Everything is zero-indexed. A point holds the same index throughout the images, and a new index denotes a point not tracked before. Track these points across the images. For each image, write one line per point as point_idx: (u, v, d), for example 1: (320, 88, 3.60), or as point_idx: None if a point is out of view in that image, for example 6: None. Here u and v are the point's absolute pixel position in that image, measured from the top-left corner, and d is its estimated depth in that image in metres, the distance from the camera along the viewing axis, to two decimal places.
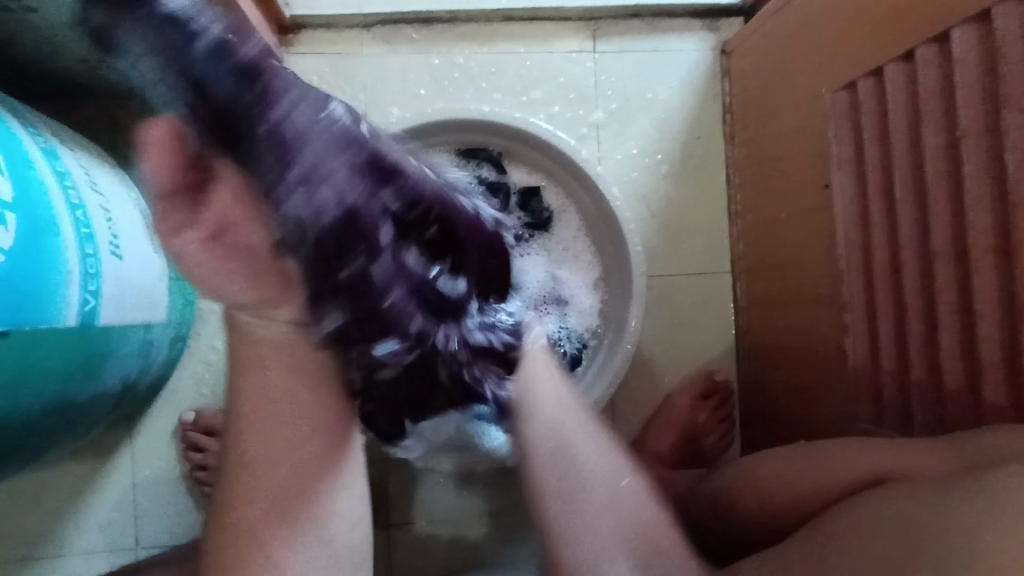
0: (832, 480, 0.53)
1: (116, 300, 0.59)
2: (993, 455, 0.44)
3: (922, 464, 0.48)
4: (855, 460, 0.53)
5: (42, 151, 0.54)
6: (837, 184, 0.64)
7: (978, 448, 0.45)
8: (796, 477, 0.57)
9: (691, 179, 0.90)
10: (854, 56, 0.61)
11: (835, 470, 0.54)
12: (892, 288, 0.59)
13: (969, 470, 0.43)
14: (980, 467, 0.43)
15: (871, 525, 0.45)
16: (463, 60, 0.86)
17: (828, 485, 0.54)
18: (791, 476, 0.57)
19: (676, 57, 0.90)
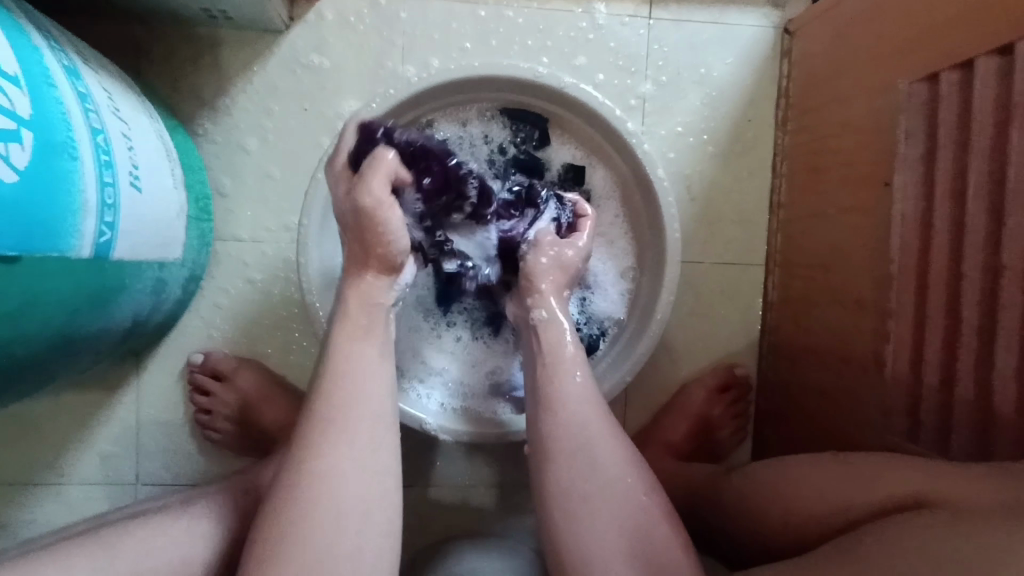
0: (863, 500, 0.51)
1: (132, 233, 0.57)
2: None
3: (961, 492, 0.45)
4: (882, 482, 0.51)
5: (63, 68, 0.50)
6: (898, 184, 0.60)
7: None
8: (828, 483, 0.55)
9: (735, 163, 0.86)
10: (937, 47, 0.56)
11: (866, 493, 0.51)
12: (946, 301, 0.55)
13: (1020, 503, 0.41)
14: None
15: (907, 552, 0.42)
16: (511, 13, 0.81)
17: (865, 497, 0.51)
18: (824, 480, 0.55)
19: (735, 32, 0.84)
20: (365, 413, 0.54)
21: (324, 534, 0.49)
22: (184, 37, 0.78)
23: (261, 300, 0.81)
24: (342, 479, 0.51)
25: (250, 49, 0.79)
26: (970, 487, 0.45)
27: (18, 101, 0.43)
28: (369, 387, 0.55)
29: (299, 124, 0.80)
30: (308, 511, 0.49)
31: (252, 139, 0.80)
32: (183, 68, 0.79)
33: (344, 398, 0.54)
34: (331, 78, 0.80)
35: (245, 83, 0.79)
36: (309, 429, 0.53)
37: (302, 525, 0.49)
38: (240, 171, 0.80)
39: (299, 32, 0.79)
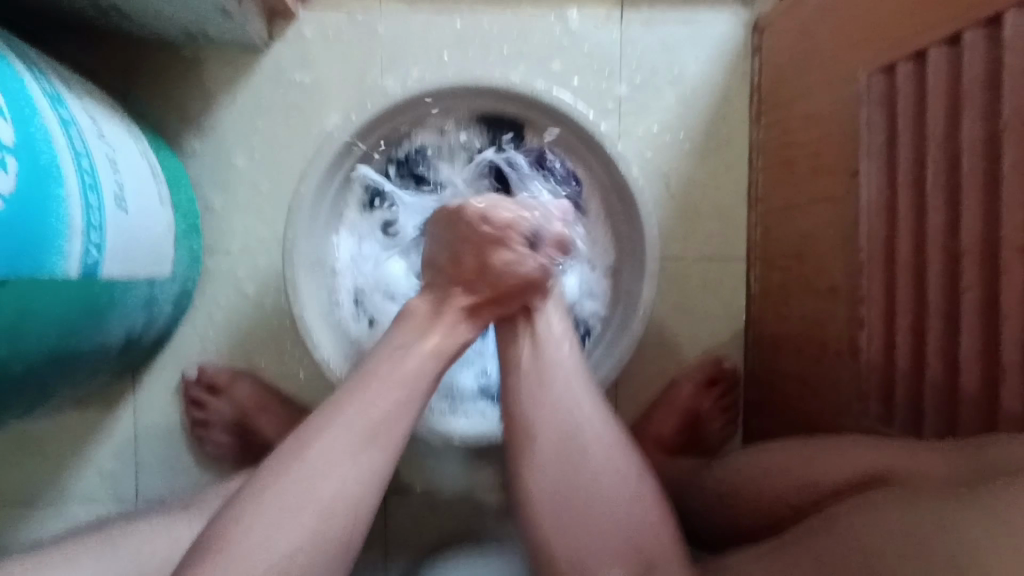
0: (832, 481, 0.53)
1: (120, 252, 0.59)
2: (1010, 462, 0.42)
3: (931, 472, 0.47)
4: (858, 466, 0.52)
5: (46, 96, 0.52)
6: (863, 174, 0.61)
7: (983, 454, 0.44)
8: (804, 468, 0.57)
9: (712, 160, 0.87)
10: (893, 38, 0.58)
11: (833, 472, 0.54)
12: (914, 284, 0.56)
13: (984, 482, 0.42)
14: (999, 478, 0.42)
15: (870, 524, 0.45)
16: (486, 23, 0.83)
17: (833, 475, 0.53)
18: (799, 464, 0.57)
19: (706, 31, 0.86)
20: (367, 428, 0.51)
21: (298, 556, 0.47)
22: (168, 60, 0.80)
23: (253, 314, 0.82)
24: (332, 479, 0.49)
25: (233, 68, 0.81)
26: (931, 461, 0.48)
27: None
28: (386, 395, 0.53)
29: (283, 140, 0.82)
30: (287, 525, 0.47)
31: (238, 156, 0.82)
32: (168, 89, 0.81)
33: (346, 412, 0.52)
34: (312, 93, 0.82)
35: (228, 101, 0.81)
36: (316, 423, 0.51)
37: (278, 545, 0.46)
38: (227, 188, 0.82)
39: (279, 49, 0.81)
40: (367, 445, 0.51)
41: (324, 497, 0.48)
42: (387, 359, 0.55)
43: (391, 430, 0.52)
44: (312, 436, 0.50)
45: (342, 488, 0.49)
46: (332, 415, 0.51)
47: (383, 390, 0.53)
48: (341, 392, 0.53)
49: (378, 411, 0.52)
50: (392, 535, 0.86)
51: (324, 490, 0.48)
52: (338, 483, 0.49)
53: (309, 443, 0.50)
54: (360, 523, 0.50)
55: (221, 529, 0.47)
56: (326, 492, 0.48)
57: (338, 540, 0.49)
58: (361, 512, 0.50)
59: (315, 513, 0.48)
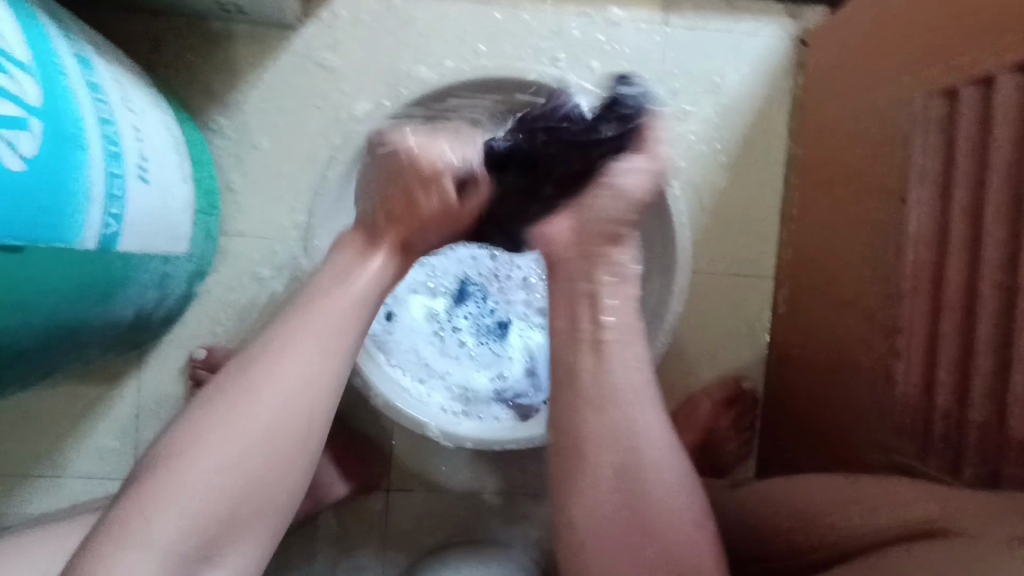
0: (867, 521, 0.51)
1: (137, 225, 0.56)
2: None
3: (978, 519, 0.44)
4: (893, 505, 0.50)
5: (75, 58, 0.50)
6: (913, 199, 0.59)
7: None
8: (834, 502, 0.54)
9: (747, 174, 0.85)
10: (957, 61, 0.55)
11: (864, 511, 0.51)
12: (963, 318, 0.54)
13: None
14: None
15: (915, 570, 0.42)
16: (526, 16, 0.81)
17: (864, 514, 0.51)
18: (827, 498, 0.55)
19: (750, 41, 0.84)
20: (274, 407, 0.48)
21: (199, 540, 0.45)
22: (198, 31, 0.78)
23: (266, 298, 0.80)
24: (230, 468, 0.46)
25: (263, 44, 0.79)
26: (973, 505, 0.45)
27: (25, 87, 0.42)
28: (301, 366, 0.49)
29: (310, 122, 0.80)
30: (187, 511, 0.45)
31: (262, 135, 0.79)
32: (195, 62, 0.78)
33: (253, 392, 0.48)
34: (342, 76, 0.80)
35: (256, 78, 0.79)
36: (216, 397, 0.48)
37: (181, 531, 0.44)
38: (249, 167, 0.79)
39: (312, 29, 0.79)
40: (274, 426, 0.47)
41: (219, 486, 0.46)
42: (305, 327, 0.51)
43: (298, 399, 0.48)
44: (211, 421, 0.47)
45: (247, 474, 0.46)
46: (231, 394, 0.48)
47: (300, 361, 0.49)
48: (244, 365, 0.49)
49: (287, 390, 0.48)
50: (392, 534, 0.84)
51: (235, 459, 0.46)
52: (247, 468, 0.46)
53: (220, 409, 0.47)
54: (280, 503, 0.48)
55: (133, 497, 0.45)
56: (223, 479, 0.46)
57: (254, 506, 0.47)
58: (277, 479, 0.47)
59: (216, 498, 0.45)
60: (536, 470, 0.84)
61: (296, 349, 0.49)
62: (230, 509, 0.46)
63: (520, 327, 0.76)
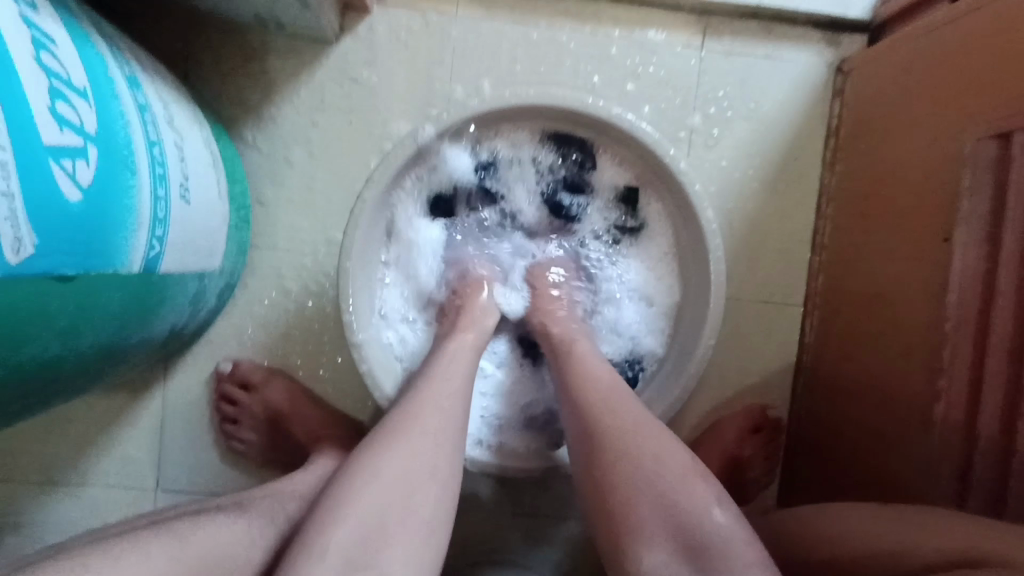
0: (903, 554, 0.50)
1: (177, 246, 0.56)
2: None
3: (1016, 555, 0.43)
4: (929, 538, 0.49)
5: (125, 79, 0.49)
6: (960, 241, 0.58)
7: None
8: (867, 540, 0.53)
9: (780, 201, 0.84)
10: (1012, 106, 0.55)
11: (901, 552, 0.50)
12: (1008, 367, 0.53)
13: None
14: None
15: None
16: (564, 37, 0.81)
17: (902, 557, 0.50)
18: (858, 536, 0.54)
19: (787, 69, 0.83)
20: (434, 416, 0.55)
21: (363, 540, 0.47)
22: (234, 43, 0.78)
23: (294, 312, 0.80)
24: (394, 468, 0.51)
25: (299, 58, 0.78)
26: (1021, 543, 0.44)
27: (85, 115, 0.42)
28: (441, 394, 0.57)
29: (343, 138, 0.79)
30: (356, 511, 0.48)
31: (295, 149, 0.79)
32: (230, 73, 0.78)
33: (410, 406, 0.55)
34: (377, 92, 0.79)
35: (291, 92, 0.78)
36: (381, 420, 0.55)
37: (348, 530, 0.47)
38: (281, 181, 0.79)
39: (348, 43, 0.78)
40: (438, 438, 0.54)
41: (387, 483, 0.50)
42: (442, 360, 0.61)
43: (450, 427, 0.55)
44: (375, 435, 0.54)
45: (409, 472, 0.51)
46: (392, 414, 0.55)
47: (438, 402, 0.56)
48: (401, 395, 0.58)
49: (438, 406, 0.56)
50: None
51: (393, 473, 0.50)
52: (409, 469, 0.51)
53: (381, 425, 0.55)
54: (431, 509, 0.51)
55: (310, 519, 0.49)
56: (390, 478, 0.50)
57: (410, 509, 0.50)
58: (429, 483, 0.51)
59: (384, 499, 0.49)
60: (559, 492, 0.84)
61: (434, 399, 0.56)
62: (389, 519, 0.49)
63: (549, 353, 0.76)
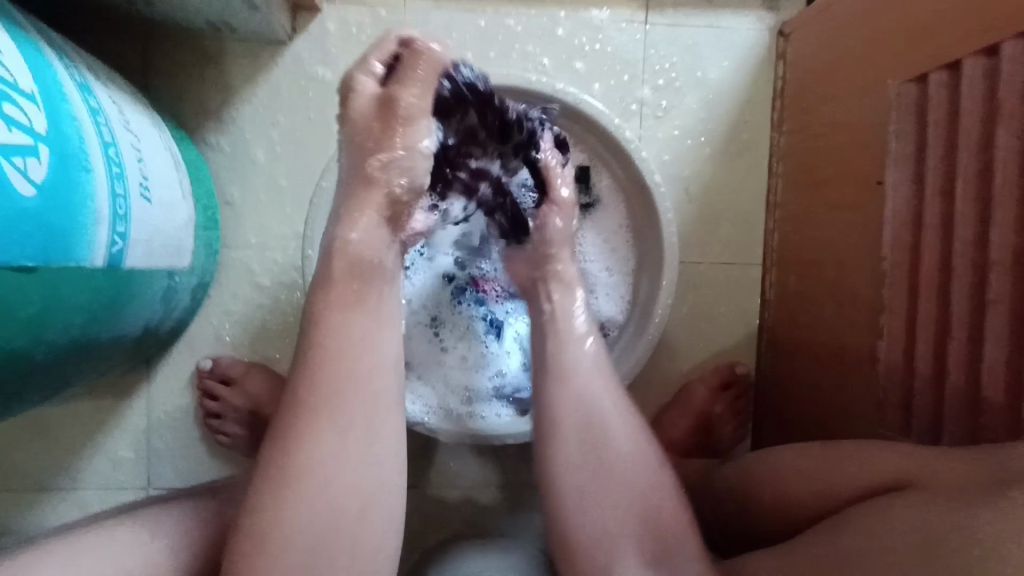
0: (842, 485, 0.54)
1: (143, 242, 0.58)
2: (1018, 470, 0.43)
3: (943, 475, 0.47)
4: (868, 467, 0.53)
5: (76, 84, 0.52)
6: (890, 183, 0.61)
7: (1009, 459, 0.44)
8: (814, 478, 0.57)
9: (732, 165, 0.87)
10: (926, 49, 0.57)
11: (842, 487, 0.53)
12: (940, 297, 0.56)
13: (994, 487, 0.42)
14: (1006, 485, 0.42)
15: (889, 526, 0.44)
16: (510, 21, 0.83)
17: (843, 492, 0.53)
18: (807, 475, 0.57)
19: (730, 36, 0.86)
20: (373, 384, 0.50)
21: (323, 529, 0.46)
22: (191, 50, 0.80)
23: (268, 306, 0.82)
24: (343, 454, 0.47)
25: (255, 60, 0.81)
26: (943, 463, 0.48)
27: (34, 117, 0.44)
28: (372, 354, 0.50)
29: (304, 134, 0.82)
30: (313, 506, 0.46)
31: (258, 149, 0.82)
32: (190, 80, 0.80)
33: (335, 383, 0.48)
34: (334, 88, 0.82)
35: (250, 93, 0.81)
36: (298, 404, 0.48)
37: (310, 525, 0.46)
38: (247, 180, 0.82)
39: (302, 42, 0.81)
40: (375, 410, 0.49)
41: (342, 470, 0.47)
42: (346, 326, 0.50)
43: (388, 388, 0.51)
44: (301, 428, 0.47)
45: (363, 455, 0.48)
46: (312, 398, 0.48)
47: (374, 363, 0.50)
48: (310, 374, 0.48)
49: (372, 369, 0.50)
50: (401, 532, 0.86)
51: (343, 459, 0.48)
52: (362, 448, 0.48)
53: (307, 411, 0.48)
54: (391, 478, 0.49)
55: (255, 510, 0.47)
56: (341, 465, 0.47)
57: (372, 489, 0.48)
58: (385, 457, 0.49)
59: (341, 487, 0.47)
60: None
61: (368, 364, 0.50)
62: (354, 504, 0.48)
63: (513, 326, 0.78)
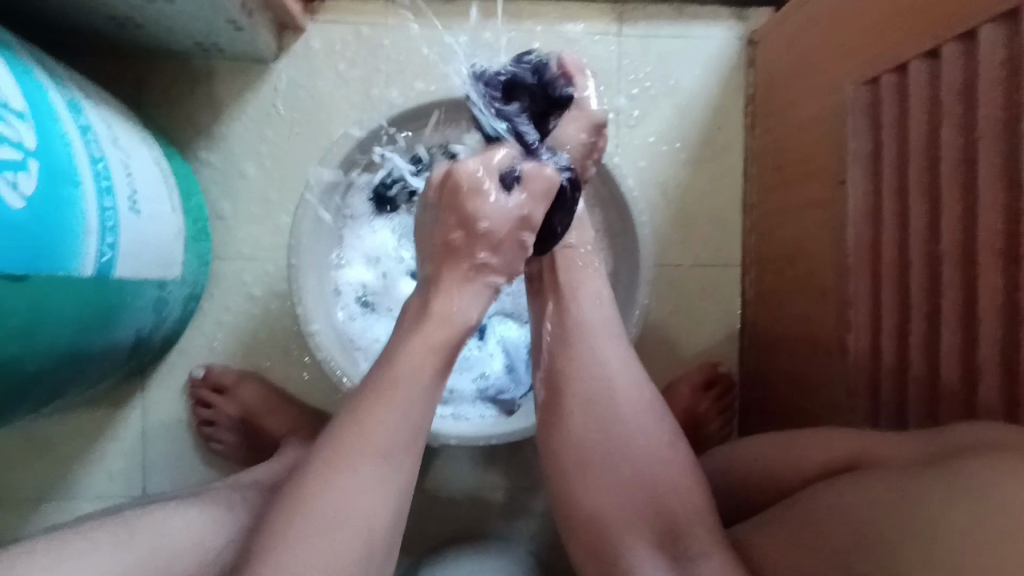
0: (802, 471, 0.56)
1: (131, 253, 0.61)
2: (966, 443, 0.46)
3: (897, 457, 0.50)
4: (826, 452, 0.55)
5: (66, 104, 0.55)
6: (851, 181, 0.63)
7: (946, 436, 0.48)
8: (768, 463, 0.59)
9: (707, 169, 0.89)
10: (877, 52, 0.60)
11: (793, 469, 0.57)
12: (900, 289, 0.58)
13: (943, 457, 0.46)
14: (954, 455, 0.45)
15: (846, 504, 0.47)
16: (488, 36, 0.86)
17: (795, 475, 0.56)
18: (764, 459, 0.60)
19: (701, 45, 0.89)
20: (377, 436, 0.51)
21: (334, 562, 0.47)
22: (181, 71, 0.83)
23: (259, 316, 0.85)
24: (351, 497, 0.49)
25: (243, 78, 0.84)
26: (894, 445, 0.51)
27: (23, 133, 0.47)
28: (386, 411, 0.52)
29: (290, 149, 0.85)
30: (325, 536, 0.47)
31: (246, 163, 0.84)
32: (181, 99, 0.84)
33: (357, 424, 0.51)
34: (319, 104, 0.85)
35: (238, 111, 0.84)
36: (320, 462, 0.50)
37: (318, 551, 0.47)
38: (236, 194, 0.84)
39: (287, 61, 0.84)
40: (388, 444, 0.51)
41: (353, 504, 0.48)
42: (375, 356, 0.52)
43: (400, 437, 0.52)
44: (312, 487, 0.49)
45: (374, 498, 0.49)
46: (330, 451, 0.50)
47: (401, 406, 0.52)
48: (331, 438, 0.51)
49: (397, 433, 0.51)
50: None
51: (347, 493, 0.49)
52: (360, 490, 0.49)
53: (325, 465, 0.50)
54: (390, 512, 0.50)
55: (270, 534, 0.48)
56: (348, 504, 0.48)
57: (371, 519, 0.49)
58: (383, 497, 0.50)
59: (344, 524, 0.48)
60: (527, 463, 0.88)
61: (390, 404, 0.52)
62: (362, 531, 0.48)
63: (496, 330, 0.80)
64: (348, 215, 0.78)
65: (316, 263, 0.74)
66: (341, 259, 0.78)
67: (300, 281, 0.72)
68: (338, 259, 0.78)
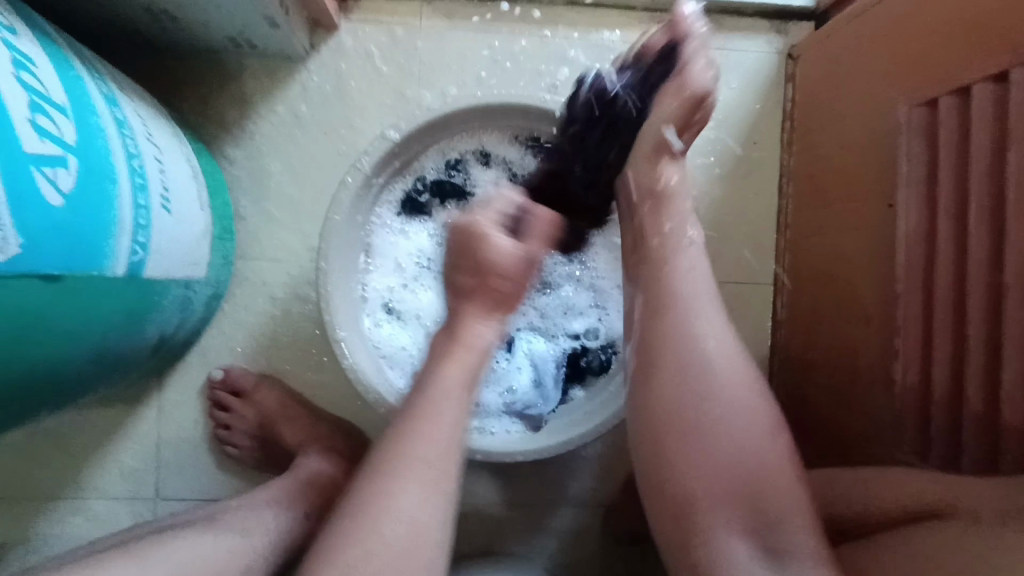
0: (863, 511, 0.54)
1: (161, 253, 0.59)
2: None
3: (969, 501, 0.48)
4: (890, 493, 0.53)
5: (104, 98, 0.53)
6: (902, 205, 0.61)
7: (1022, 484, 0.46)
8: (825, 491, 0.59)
9: (741, 185, 0.88)
10: (937, 74, 0.58)
11: (854, 498, 0.56)
12: (954, 318, 0.56)
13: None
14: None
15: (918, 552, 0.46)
16: (523, 42, 0.85)
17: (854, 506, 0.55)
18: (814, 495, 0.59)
19: (739, 58, 0.87)
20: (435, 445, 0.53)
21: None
22: (211, 66, 0.82)
23: (281, 319, 0.83)
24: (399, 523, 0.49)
25: (274, 76, 0.82)
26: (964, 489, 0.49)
27: (64, 128, 0.45)
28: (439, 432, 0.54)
29: (319, 150, 0.83)
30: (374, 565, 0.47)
31: (273, 162, 0.83)
32: (210, 95, 0.82)
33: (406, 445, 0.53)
34: (350, 104, 0.83)
35: (267, 108, 0.82)
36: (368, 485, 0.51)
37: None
38: (262, 193, 0.83)
39: (319, 59, 0.83)
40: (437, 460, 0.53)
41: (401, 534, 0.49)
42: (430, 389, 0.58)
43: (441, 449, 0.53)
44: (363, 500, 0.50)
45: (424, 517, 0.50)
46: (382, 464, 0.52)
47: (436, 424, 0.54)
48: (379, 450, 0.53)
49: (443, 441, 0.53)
50: None
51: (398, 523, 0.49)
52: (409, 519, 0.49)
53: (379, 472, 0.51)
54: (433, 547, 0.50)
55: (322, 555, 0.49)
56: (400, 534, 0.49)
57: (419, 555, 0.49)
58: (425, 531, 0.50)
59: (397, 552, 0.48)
60: (549, 479, 0.86)
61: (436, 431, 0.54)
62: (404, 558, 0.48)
63: (525, 342, 0.79)
64: (383, 220, 0.77)
65: (346, 260, 0.72)
66: (370, 262, 0.77)
67: (331, 273, 0.69)
68: (367, 263, 0.77)
